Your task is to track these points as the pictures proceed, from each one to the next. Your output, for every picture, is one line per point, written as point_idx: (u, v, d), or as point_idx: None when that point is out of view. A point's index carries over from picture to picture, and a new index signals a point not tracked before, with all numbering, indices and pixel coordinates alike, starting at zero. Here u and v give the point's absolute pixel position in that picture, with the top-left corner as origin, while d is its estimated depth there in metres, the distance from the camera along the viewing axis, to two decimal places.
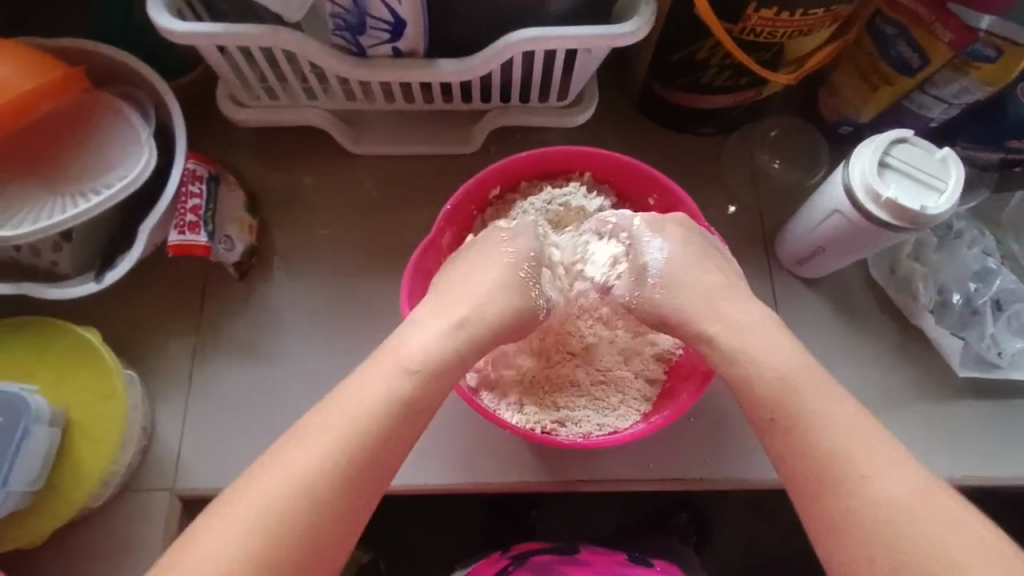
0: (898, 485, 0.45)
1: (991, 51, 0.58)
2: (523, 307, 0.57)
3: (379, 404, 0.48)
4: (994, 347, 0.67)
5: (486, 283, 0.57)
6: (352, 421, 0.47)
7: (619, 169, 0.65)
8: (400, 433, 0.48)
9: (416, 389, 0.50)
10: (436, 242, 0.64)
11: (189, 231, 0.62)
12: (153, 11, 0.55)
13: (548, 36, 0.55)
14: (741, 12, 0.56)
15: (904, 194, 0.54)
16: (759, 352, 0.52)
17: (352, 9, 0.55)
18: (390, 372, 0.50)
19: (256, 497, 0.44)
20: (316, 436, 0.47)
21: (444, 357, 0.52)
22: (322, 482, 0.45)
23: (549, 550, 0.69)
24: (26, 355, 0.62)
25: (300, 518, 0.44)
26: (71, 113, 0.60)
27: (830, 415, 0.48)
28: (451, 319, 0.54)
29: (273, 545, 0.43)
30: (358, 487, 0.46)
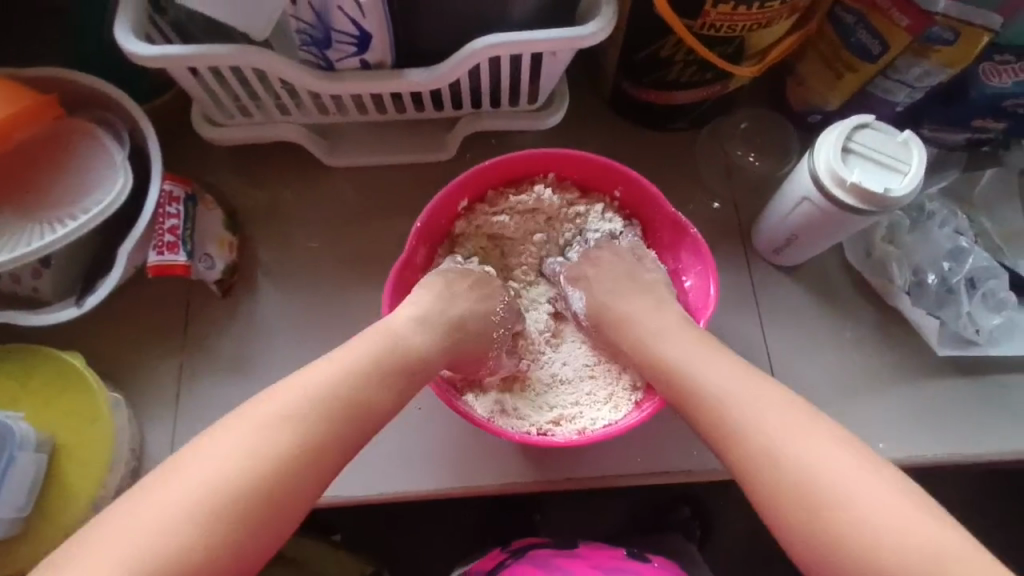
0: (806, 445, 0.49)
1: (948, 34, 0.59)
2: (479, 334, 0.60)
3: (358, 380, 0.52)
4: (971, 325, 0.68)
5: (448, 303, 0.60)
6: (330, 390, 0.51)
7: (584, 168, 0.66)
8: (376, 407, 0.53)
9: (398, 374, 0.55)
10: (411, 260, 0.64)
11: (168, 251, 0.62)
12: (121, 37, 0.55)
13: (511, 40, 0.56)
14: (700, 8, 0.57)
15: (868, 178, 0.55)
16: (698, 348, 0.57)
17: (318, 24, 0.56)
18: (373, 350, 0.54)
19: (241, 437, 0.47)
20: (294, 398, 0.50)
21: (421, 348, 0.57)
22: (295, 442, 0.48)
23: (548, 544, 0.70)
24: (10, 382, 0.62)
25: (279, 470, 0.47)
26: (44, 140, 0.61)
27: (749, 384, 0.54)
28: (424, 319, 0.58)
29: (253, 477, 0.46)
30: (329, 452, 0.49)
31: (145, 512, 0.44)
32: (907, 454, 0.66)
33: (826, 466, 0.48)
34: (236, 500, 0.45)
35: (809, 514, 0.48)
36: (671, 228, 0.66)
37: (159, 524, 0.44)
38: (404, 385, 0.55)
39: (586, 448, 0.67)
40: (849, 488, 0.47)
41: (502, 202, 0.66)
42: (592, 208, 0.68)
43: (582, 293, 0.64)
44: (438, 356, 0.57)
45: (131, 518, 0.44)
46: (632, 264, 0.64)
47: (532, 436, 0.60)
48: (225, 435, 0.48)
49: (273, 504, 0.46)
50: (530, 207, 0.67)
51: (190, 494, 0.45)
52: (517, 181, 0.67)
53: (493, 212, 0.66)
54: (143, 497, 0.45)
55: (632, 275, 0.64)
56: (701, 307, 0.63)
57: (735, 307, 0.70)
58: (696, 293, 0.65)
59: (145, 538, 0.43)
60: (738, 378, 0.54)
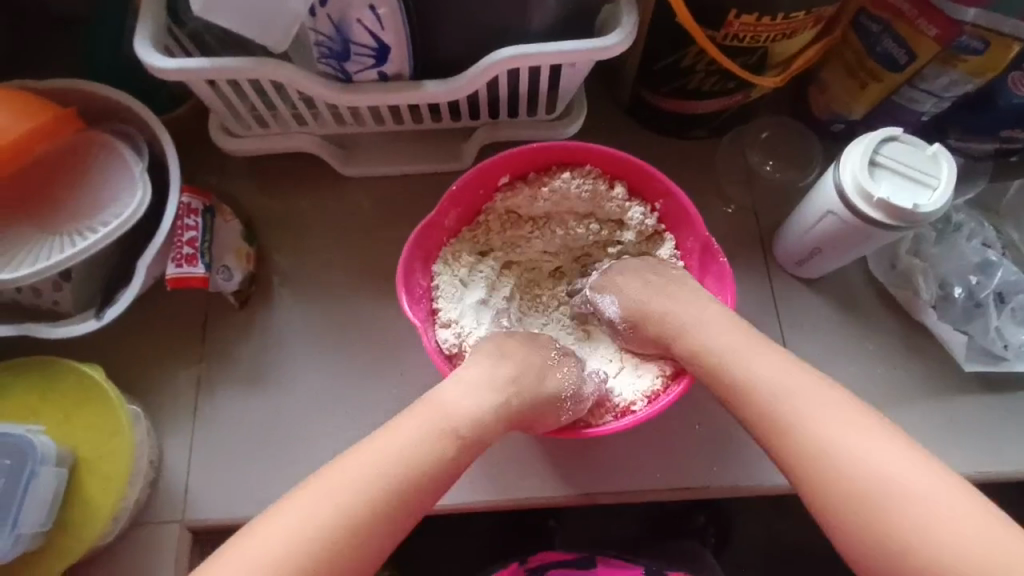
0: (861, 439, 0.50)
1: (977, 44, 0.58)
2: (543, 396, 0.58)
3: (415, 448, 0.52)
4: (1000, 339, 0.66)
5: (499, 363, 0.58)
6: (392, 460, 0.50)
7: (636, 173, 0.65)
8: (432, 480, 0.51)
9: (444, 448, 0.53)
10: (439, 220, 0.65)
11: (187, 263, 0.62)
12: (141, 50, 0.55)
13: (531, 53, 0.56)
14: (722, 18, 0.56)
15: (896, 193, 0.54)
16: (745, 349, 0.56)
17: (336, 37, 0.56)
18: (430, 428, 0.53)
19: (330, 483, 0.49)
20: (383, 452, 0.51)
21: (468, 419, 0.54)
22: (362, 514, 0.48)
23: (568, 560, 0.70)
24: (31, 394, 0.62)
25: (361, 507, 0.48)
26: (65, 153, 0.61)
27: (792, 382, 0.54)
28: (472, 385, 0.56)
29: (336, 524, 0.47)
30: (378, 528, 0.49)
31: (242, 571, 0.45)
32: None
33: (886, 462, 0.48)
34: (327, 534, 0.47)
35: (880, 512, 0.48)
36: (700, 249, 0.65)
37: (259, 560, 0.45)
38: (452, 454, 0.53)
39: (606, 462, 0.66)
40: (898, 471, 0.48)
41: (540, 187, 0.65)
42: (629, 209, 0.66)
43: (613, 299, 0.63)
44: (490, 426, 0.55)
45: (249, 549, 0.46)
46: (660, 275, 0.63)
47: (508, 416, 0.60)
48: (331, 472, 0.50)
49: (358, 534, 0.48)
50: (567, 195, 0.66)
51: (280, 538, 0.46)
52: (559, 168, 0.66)
53: (532, 195, 0.66)
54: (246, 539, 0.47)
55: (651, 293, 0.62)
56: None
57: (755, 319, 0.69)
58: None
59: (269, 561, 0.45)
60: (786, 377, 0.54)
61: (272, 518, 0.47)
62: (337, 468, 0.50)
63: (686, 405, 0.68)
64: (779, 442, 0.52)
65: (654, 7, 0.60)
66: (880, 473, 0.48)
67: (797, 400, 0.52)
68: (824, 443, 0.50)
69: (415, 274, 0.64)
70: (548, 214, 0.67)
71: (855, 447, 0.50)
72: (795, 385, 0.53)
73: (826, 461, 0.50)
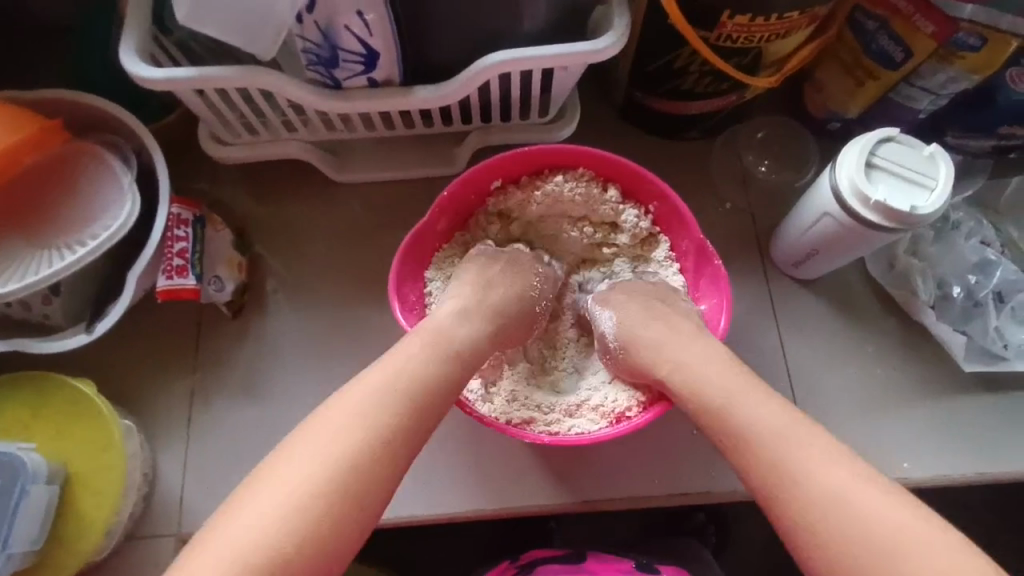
0: (790, 440, 0.49)
1: (975, 40, 0.57)
2: (518, 315, 0.60)
3: (417, 367, 0.52)
4: (999, 339, 0.66)
5: (486, 290, 0.59)
6: (392, 386, 0.50)
7: (630, 176, 0.64)
8: (439, 389, 0.52)
9: (449, 364, 0.53)
10: (430, 227, 0.64)
11: (177, 275, 0.62)
12: (126, 60, 0.54)
13: (523, 57, 0.55)
14: (716, 19, 0.55)
15: (893, 194, 0.53)
16: (689, 342, 0.57)
17: (323, 44, 0.55)
18: (427, 348, 0.53)
19: (338, 420, 0.48)
20: (382, 378, 0.50)
21: (468, 337, 0.55)
22: (374, 437, 0.47)
23: (558, 555, 0.69)
24: (22, 409, 0.62)
25: (370, 437, 0.47)
26: (53, 165, 0.60)
27: (729, 379, 0.54)
28: (466, 311, 0.57)
29: (351, 452, 0.46)
30: (399, 443, 0.48)
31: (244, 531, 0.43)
32: (929, 471, 0.65)
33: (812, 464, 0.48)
34: (342, 464, 0.46)
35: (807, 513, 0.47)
36: (695, 251, 0.64)
37: (271, 503, 0.44)
38: (455, 371, 0.53)
39: (604, 467, 0.66)
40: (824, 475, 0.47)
41: (532, 191, 0.65)
42: (622, 212, 0.65)
43: (611, 314, 0.61)
44: (486, 344, 0.57)
45: (257, 492, 0.45)
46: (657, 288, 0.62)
47: (504, 423, 0.59)
48: (338, 402, 0.49)
49: (373, 461, 0.47)
50: (560, 198, 0.65)
51: (297, 472, 0.45)
52: (552, 171, 0.65)
53: (524, 198, 0.65)
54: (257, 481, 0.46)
55: (657, 297, 0.61)
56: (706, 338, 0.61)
57: (752, 321, 0.69)
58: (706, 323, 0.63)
59: (282, 497, 0.44)
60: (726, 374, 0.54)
61: (283, 458, 0.46)
62: (341, 400, 0.49)
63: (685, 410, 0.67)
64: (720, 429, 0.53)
65: (647, 8, 0.59)
66: (811, 474, 0.48)
67: (734, 395, 0.53)
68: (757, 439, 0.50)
69: (407, 283, 0.63)
70: (542, 217, 0.67)
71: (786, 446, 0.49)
72: (753, 395, 0.52)
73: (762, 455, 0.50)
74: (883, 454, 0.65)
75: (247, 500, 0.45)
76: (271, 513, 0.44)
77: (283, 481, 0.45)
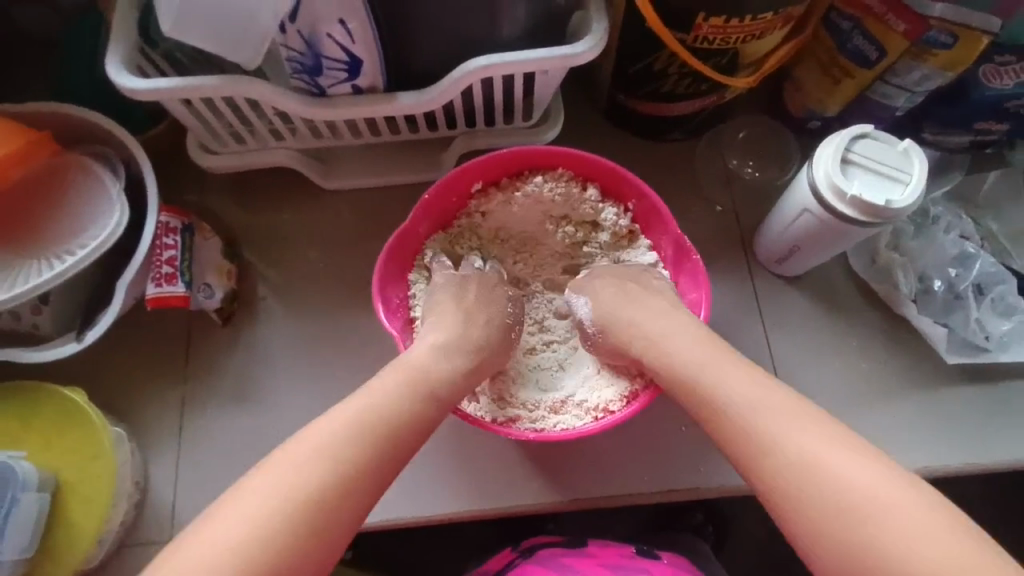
0: (799, 433, 0.49)
1: (946, 38, 0.58)
2: (497, 346, 0.60)
3: (394, 405, 0.52)
4: (981, 331, 0.67)
5: (467, 325, 0.60)
6: (362, 423, 0.50)
7: (605, 173, 0.65)
8: (415, 427, 0.52)
9: (426, 403, 0.54)
10: (413, 231, 0.65)
11: (167, 282, 0.63)
12: (114, 72, 0.55)
13: (503, 62, 0.56)
14: (691, 21, 0.56)
15: (869, 189, 0.54)
16: (690, 339, 0.57)
17: (307, 52, 0.56)
18: (404, 382, 0.54)
19: (310, 453, 0.48)
20: (353, 414, 0.51)
21: (448, 375, 0.56)
22: (340, 473, 0.48)
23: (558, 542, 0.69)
24: (13, 420, 0.62)
25: (338, 475, 0.47)
26: (42, 177, 0.61)
27: (732, 380, 0.53)
28: (448, 345, 0.57)
29: (320, 484, 0.47)
30: (365, 482, 0.49)
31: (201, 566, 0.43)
32: (915, 463, 0.65)
33: (819, 457, 0.47)
34: (308, 497, 0.46)
35: (816, 507, 0.46)
36: (674, 248, 0.65)
37: (232, 536, 0.44)
38: (433, 412, 0.54)
39: (594, 465, 0.66)
40: (833, 467, 0.47)
41: (514, 192, 0.66)
42: (602, 211, 0.66)
43: (586, 298, 0.63)
44: (465, 379, 0.57)
45: (224, 520, 0.45)
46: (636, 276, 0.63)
47: (489, 422, 0.60)
48: (311, 433, 0.49)
49: (339, 500, 0.47)
50: (541, 199, 0.66)
51: (262, 502, 0.45)
52: (531, 173, 0.66)
53: (506, 200, 0.66)
54: (220, 509, 0.46)
55: (634, 279, 0.62)
56: None
57: (738, 318, 0.70)
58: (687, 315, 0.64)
59: (248, 525, 0.44)
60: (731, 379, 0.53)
61: (249, 487, 0.47)
62: (313, 434, 0.49)
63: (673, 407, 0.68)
64: (729, 433, 0.52)
65: (626, 12, 0.60)
66: (821, 466, 0.47)
67: (739, 394, 0.52)
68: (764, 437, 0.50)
69: (391, 285, 0.64)
70: (524, 218, 0.67)
71: (792, 442, 0.49)
72: (758, 395, 0.52)
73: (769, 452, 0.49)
74: (870, 446, 0.66)
75: (211, 525, 0.45)
76: (228, 551, 0.43)
77: (248, 510, 0.45)
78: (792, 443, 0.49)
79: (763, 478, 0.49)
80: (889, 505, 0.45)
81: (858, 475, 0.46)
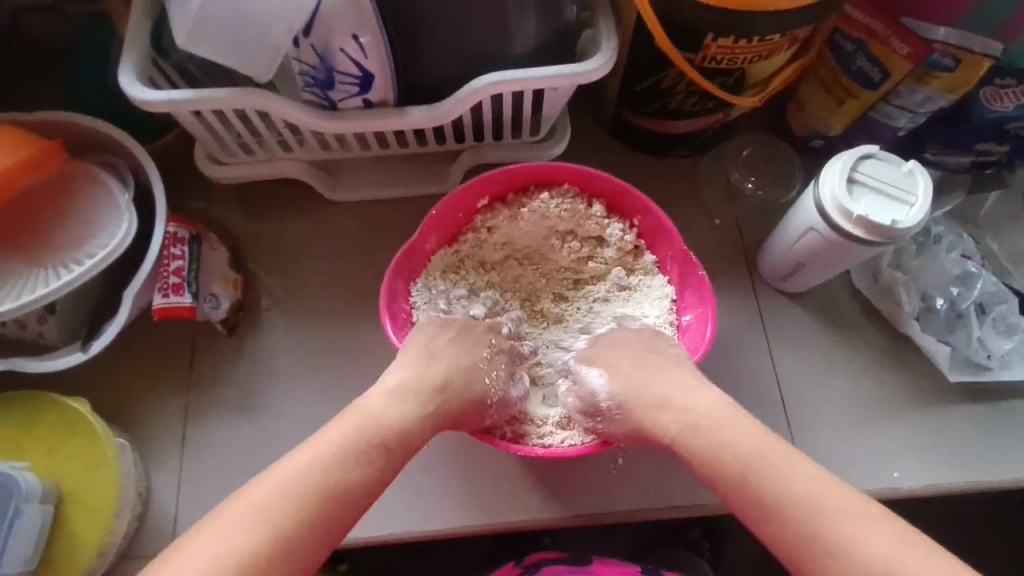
0: (759, 451, 0.52)
1: (948, 61, 0.60)
2: (467, 386, 0.59)
3: (349, 448, 0.51)
4: (983, 350, 0.68)
5: (429, 363, 0.59)
6: (324, 462, 0.50)
7: (607, 188, 0.66)
8: (369, 471, 0.52)
9: (378, 445, 0.53)
10: (419, 245, 0.65)
11: (173, 293, 0.62)
12: (126, 82, 0.56)
13: (513, 79, 0.57)
14: (700, 41, 0.57)
15: (874, 209, 0.55)
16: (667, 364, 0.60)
17: (320, 66, 0.56)
18: (358, 424, 0.53)
19: (279, 487, 0.48)
20: (309, 454, 0.50)
21: (401, 415, 0.55)
22: (294, 515, 0.48)
23: (561, 557, 0.69)
24: (17, 430, 0.62)
25: (295, 515, 0.48)
26: (51, 185, 0.61)
27: (695, 400, 0.57)
28: (404, 388, 0.57)
29: (283, 525, 0.47)
30: (321, 523, 0.48)
31: (189, 571, 0.45)
32: (917, 481, 0.66)
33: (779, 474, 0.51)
34: (260, 539, 0.46)
35: (780, 519, 0.50)
36: (679, 264, 0.66)
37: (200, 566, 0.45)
38: (385, 458, 0.53)
39: (599, 481, 0.66)
40: (788, 483, 0.50)
41: (520, 208, 0.67)
42: (608, 227, 0.67)
43: (601, 370, 0.62)
44: (422, 422, 0.56)
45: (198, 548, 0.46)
46: (651, 338, 0.62)
47: (498, 439, 0.61)
48: (275, 471, 0.50)
49: (294, 540, 0.47)
50: (547, 215, 0.67)
51: (225, 540, 0.46)
52: (537, 188, 0.67)
53: (512, 215, 0.67)
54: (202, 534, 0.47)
55: (657, 348, 0.61)
56: (693, 346, 0.63)
57: (742, 334, 0.70)
58: (693, 331, 0.64)
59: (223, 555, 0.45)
60: (700, 400, 0.56)
61: (216, 522, 0.47)
62: (276, 473, 0.49)
63: None
64: (695, 457, 0.55)
65: (635, 30, 0.61)
66: (780, 483, 0.50)
67: (703, 414, 0.56)
68: (725, 455, 0.53)
69: (398, 300, 0.65)
70: (529, 234, 0.67)
71: (753, 461, 0.52)
72: (730, 417, 0.55)
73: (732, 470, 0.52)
74: (873, 464, 0.66)
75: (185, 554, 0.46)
76: (217, 559, 0.45)
77: (210, 548, 0.45)
78: (753, 464, 0.52)
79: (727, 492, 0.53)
80: (840, 511, 0.48)
81: (812, 491, 0.49)
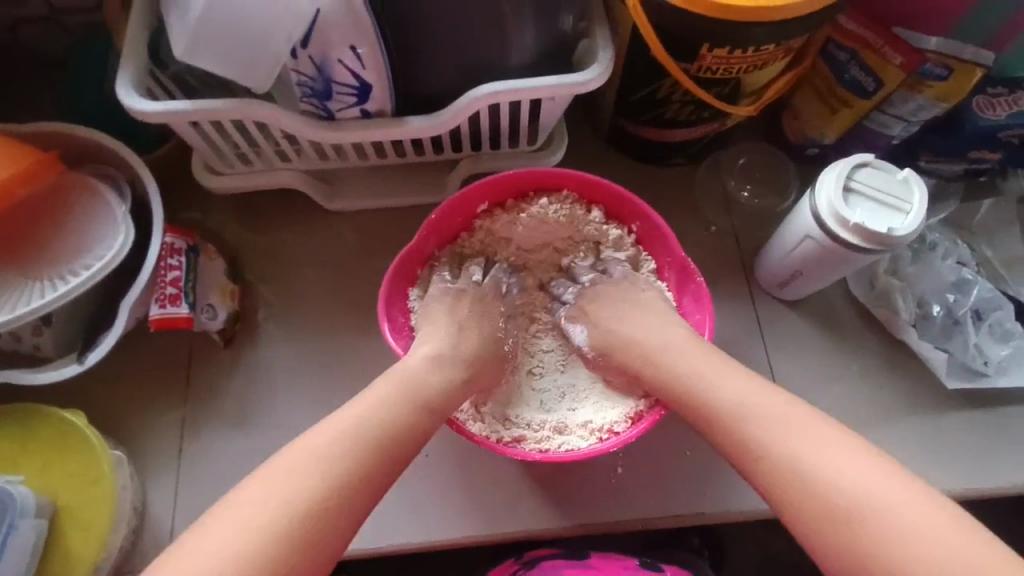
0: (803, 433, 0.51)
1: (941, 70, 0.61)
2: (490, 358, 0.61)
3: (391, 411, 0.53)
4: (980, 356, 0.68)
5: (459, 338, 0.60)
6: (369, 427, 0.51)
7: (607, 195, 0.66)
8: (411, 434, 0.53)
9: (418, 411, 0.54)
10: (418, 249, 0.65)
11: (170, 303, 0.62)
12: (124, 94, 0.56)
13: (510, 89, 0.57)
14: (696, 52, 0.57)
15: (870, 217, 0.55)
16: (692, 349, 0.58)
17: (318, 77, 0.56)
18: (400, 390, 0.54)
19: (317, 459, 0.48)
20: (353, 420, 0.51)
21: (441, 387, 0.56)
22: (337, 482, 0.48)
23: (559, 551, 0.72)
24: (11, 444, 0.62)
25: (341, 482, 0.48)
26: (47, 197, 0.61)
27: (729, 382, 0.55)
28: (442, 357, 0.58)
29: (324, 491, 0.47)
30: (361, 491, 0.49)
31: (223, 543, 0.44)
32: None
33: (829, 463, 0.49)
34: (305, 506, 0.46)
35: (829, 511, 0.47)
36: (677, 269, 0.66)
37: (234, 538, 0.44)
38: (428, 422, 0.54)
39: (599, 488, 0.66)
40: (840, 471, 0.48)
41: (518, 214, 0.66)
42: (606, 233, 0.67)
43: (583, 328, 0.64)
44: (457, 390, 0.57)
45: (232, 523, 0.45)
46: (626, 286, 0.64)
47: (493, 442, 0.60)
48: (315, 439, 0.50)
49: (335, 510, 0.47)
50: (545, 220, 0.66)
51: (262, 509, 0.46)
52: (537, 193, 0.66)
53: (510, 221, 0.66)
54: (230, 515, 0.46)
55: (628, 295, 0.63)
56: None
57: (740, 342, 0.70)
58: None
59: (257, 530, 0.45)
60: (732, 383, 0.55)
61: (249, 497, 0.47)
62: (315, 443, 0.49)
63: (676, 431, 0.68)
64: (735, 441, 0.53)
65: (631, 41, 0.61)
66: (830, 469, 0.48)
67: (741, 396, 0.54)
68: (765, 438, 0.52)
69: (395, 305, 0.64)
70: (528, 239, 0.68)
71: (799, 447, 0.50)
72: (767, 401, 0.53)
73: (776, 456, 0.51)
74: None
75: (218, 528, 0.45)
76: (251, 531, 0.45)
77: (247, 518, 0.45)
78: (799, 450, 0.50)
79: (767, 479, 0.51)
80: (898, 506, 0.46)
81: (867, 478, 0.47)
